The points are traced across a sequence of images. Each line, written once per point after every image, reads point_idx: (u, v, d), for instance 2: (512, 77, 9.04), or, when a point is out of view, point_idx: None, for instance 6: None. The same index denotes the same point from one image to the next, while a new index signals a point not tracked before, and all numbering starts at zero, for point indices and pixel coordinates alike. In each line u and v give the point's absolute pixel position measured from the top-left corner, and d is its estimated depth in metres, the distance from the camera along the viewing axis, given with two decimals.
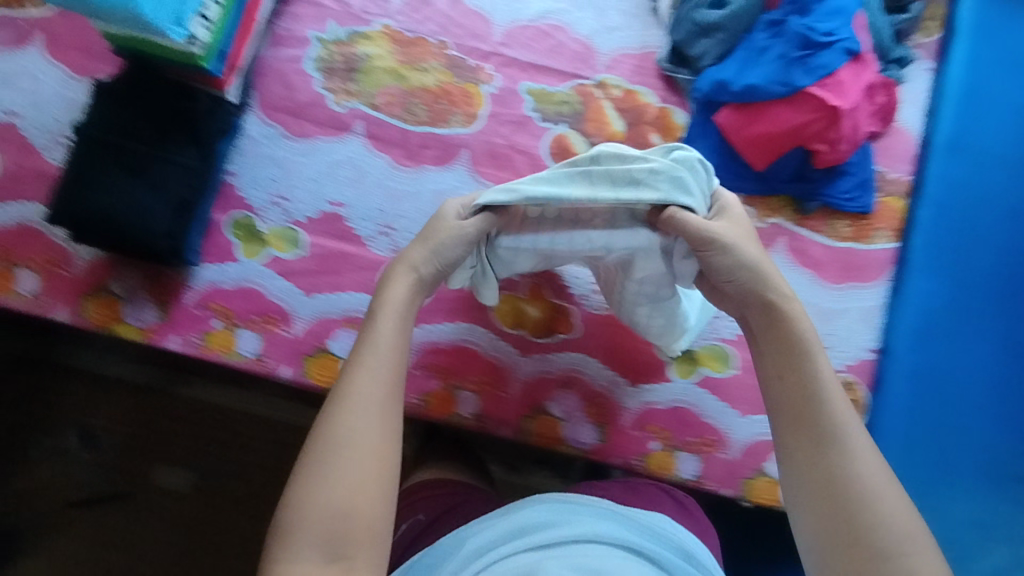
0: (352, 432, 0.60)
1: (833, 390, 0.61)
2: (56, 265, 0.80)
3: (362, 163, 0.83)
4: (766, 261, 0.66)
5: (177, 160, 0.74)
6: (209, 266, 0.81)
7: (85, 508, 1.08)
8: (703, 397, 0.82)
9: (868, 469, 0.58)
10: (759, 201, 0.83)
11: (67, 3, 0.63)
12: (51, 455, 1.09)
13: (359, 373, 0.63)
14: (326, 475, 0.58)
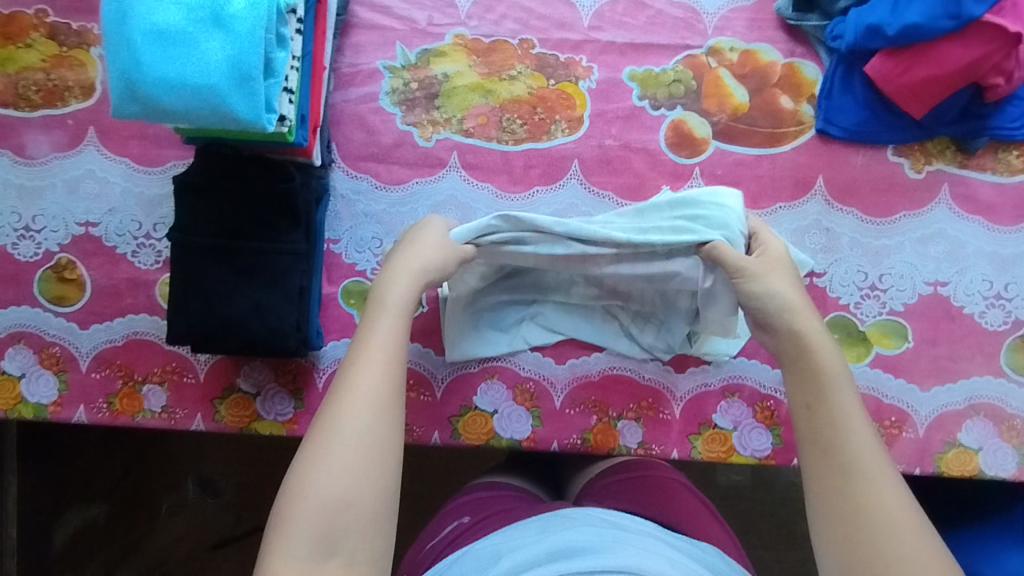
0: (355, 421, 0.56)
1: (850, 405, 0.59)
2: (178, 374, 0.76)
3: (466, 199, 0.74)
4: (802, 300, 0.64)
5: (286, 248, 0.67)
6: (334, 344, 0.75)
7: (227, 548, 1.09)
8: (883, 379, 0.74)
9: (882, 481, 0.54)
10: (915, 149, 0.73)
11: (142, 112, 0.54)
12: (185, 505, 1.11)
13: (362, 360, 0.59)
14: (330, 465, 0.54)
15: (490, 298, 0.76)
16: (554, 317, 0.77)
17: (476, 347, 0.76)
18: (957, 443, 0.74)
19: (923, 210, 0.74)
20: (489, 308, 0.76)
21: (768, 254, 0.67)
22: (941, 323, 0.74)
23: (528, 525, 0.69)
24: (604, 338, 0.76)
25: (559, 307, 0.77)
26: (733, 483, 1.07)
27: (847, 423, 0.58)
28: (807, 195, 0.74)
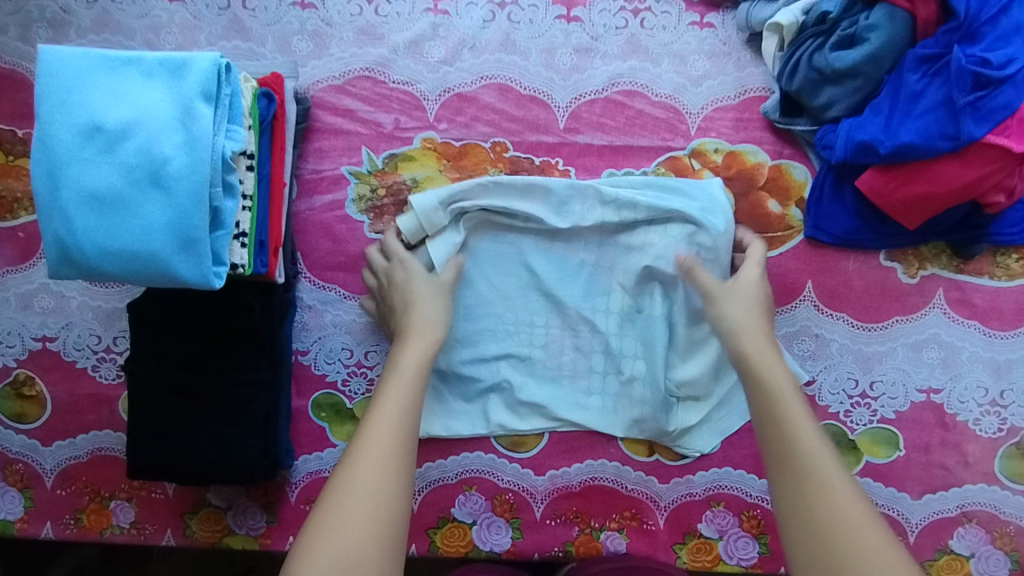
0: (371, 475, 0.51)
1: (801, 411, 0.55)
2: (146, 488, 0.74)
3: None
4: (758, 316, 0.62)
5: (249, 377, 0.64)
6: (306, 457, 0.73)
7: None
8: (873, 487, 0.72)
9: (838, 480, 0.50)
10: (909, 254, 0.70)
11: (79, 276, 0.51)
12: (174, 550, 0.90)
13: (379, 413, 0.55)
14: (345, 523, 0.49)
15: (454, 362, 0.72)
16: (520, 383, 0.72)
17: (446, 420, 0.72)
18: (948, 550, 0.72)
19: (917, 314, 0.71)
20: (453, 371, 0.72)
21: (734, 284, 0.64)
22: (934, 431, 0.72)
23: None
24: (576, 396, 0.73)
25: (527, 370, 0.72)
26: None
27: (799, 428, 0.53)
28: (795, 300, 0.71)
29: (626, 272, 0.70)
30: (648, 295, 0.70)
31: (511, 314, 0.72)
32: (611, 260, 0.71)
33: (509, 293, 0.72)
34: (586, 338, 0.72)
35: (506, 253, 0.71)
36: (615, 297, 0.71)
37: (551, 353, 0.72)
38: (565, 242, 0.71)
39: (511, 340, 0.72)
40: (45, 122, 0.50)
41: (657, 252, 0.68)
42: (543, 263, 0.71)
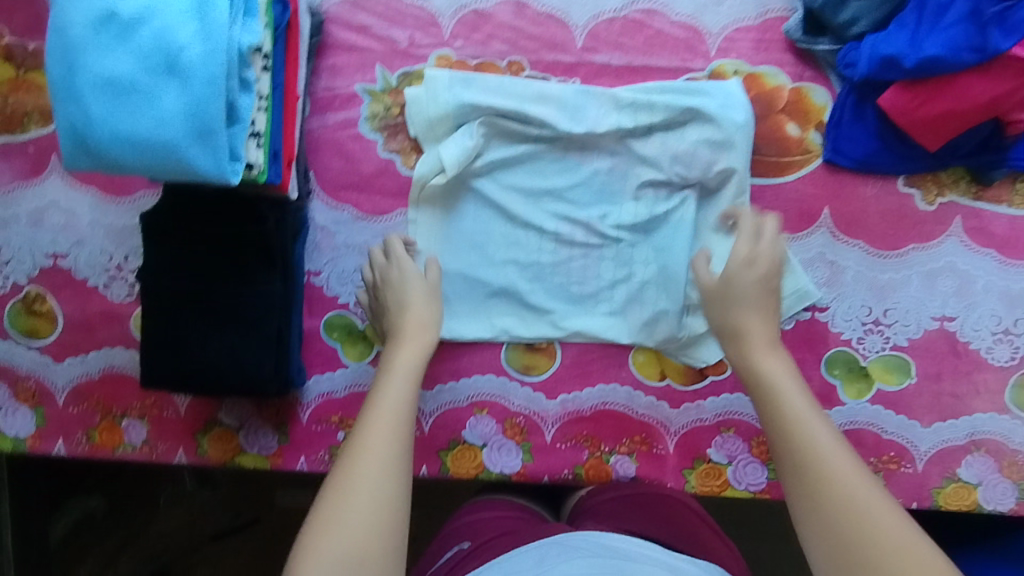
0: (369, 476, 0.52)
1: (794, 398, 0.58)
2: (158, 407, 0.74)
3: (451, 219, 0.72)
4: (754, 317, 0.64)
5: (263, 290, 0.64)
6: (318, 379, 0.74)
7: (226, 540, 1.05)
8: (882, 414, 0.73)
9: (837, 467, 0.52)
10: (928, 180, 0.69)
11: (95, 166, 0.51)
12: (180, 499, 1.05)
13: (377, 413, 0.57)
14: (342, 517, 0.50)
15: (463, 264, 0.72)
16: (528, 287, 0.72)
17: (453, 327, 0.73)
18: (955, 478, 0.73)
19: (933, 243, 0.70)
20: (460, 274, 0.72)
21: (731, 285, 0.65)
22: (946, 360, 0.72)
23: (524, 553, 0.63)
24: (584, 306, 0.73)
25: (536, 275, 0.73)
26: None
27: (802, 420, 0.56)
28: (811, 227, 0.70)
29: (643, 178, 0.70)
30: (665, 199, 0.70)
31: (521, 218, 0.71)
32: (626, 168, 0.70)
33: (521, 193, 0.71)
34: (596, 245, 0.72)
35: (519, 158, 0.71)
36: (632, 203, 0.71)
37: (560, 258, 0.72)
38: (580, 148, 0.71)
39: (520, 246, 0.72)
40: (62, 10, 0.50)
41: (675, 155, 0.69)
42: (555, 171, 0.71)
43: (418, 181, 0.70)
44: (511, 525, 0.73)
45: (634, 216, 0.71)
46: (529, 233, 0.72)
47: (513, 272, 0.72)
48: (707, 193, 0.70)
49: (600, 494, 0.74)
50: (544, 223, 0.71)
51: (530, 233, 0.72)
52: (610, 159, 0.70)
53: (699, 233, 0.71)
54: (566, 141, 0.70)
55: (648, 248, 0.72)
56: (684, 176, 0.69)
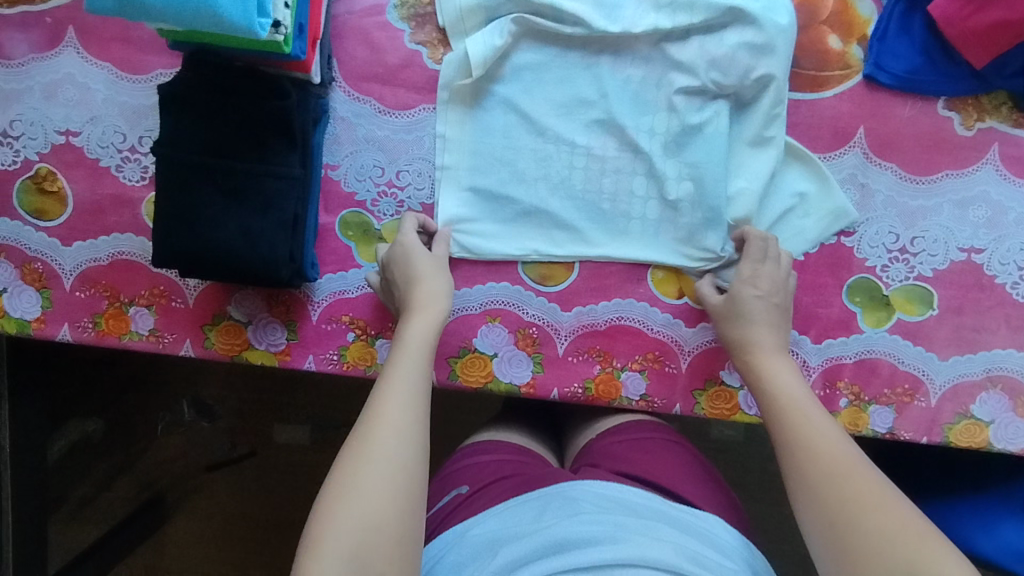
0: (384, 442, 0.53)
1: (798, 390, 0.61)
2: (166, 297, 0.73)
3: (478, 123, 0.70)
4: (762, 313, 0.65)
5: (281, 170, 0.63)
6: (330, 278, 0.72)
7: (219, 471, 1.27)
8: (900, 345, 0.71)
9: (834, 450, 0.56)
10: (968, 104, 0.68)
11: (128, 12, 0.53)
12: (177, 426, 1.27)
13: (391, 385, 0.57)
14: (363, 481, 0.51)
15: (493, 179, 0.71)
16: (552, 198, 0.71)
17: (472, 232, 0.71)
18: (968, 415, 0.71)
19: (968, 170, 0.69)
20: (490, 190, 0.71)
21: (744, 297, 0.65)
22: (969, 292, 0.70)
23: (524, 505, 0.62)
24: (607, 220, 0.71)
25: (565, 192, 0.71)
26: (725, 437, 1.20)
27: (801, 405, 0.60)
28: (845, 147, 0.69)
29: (677, 86, 0.68)
30: (698, 109, 0.68)
31: (553, 129, 0.70)
32: (659, 76, 0.69)
33: (551, 102, 0.70)
34: (626, 160, 0.70)
35: (551, 64, 0.70)
36: (664, 114, 0.69)
37: (591, 173, 0.71)
38: (612, 55, 0.69)
39: (550, 162, 0.71)
40: None
41: (711, 61, 0.67)
42: (586, 78, 0.70)
43: (446, 90, 0.70)
44: (514, 468, 0.70)
45: (665, 126, 0.69)
46: (555, 140, 0.70)
47: (536, 180, 0.71)
48: (741, 104, 0.69)
49: (608, 436, 0.74)
50: (571, 128, 0.70)
51: (556, 139, 0.70)
52: (645, 65, 0.69)
53: (733, 148, 0.69)
54: (597, 45, 0.69)
55: (679, 162, 0.69)
56: (721, 83, 0.67)
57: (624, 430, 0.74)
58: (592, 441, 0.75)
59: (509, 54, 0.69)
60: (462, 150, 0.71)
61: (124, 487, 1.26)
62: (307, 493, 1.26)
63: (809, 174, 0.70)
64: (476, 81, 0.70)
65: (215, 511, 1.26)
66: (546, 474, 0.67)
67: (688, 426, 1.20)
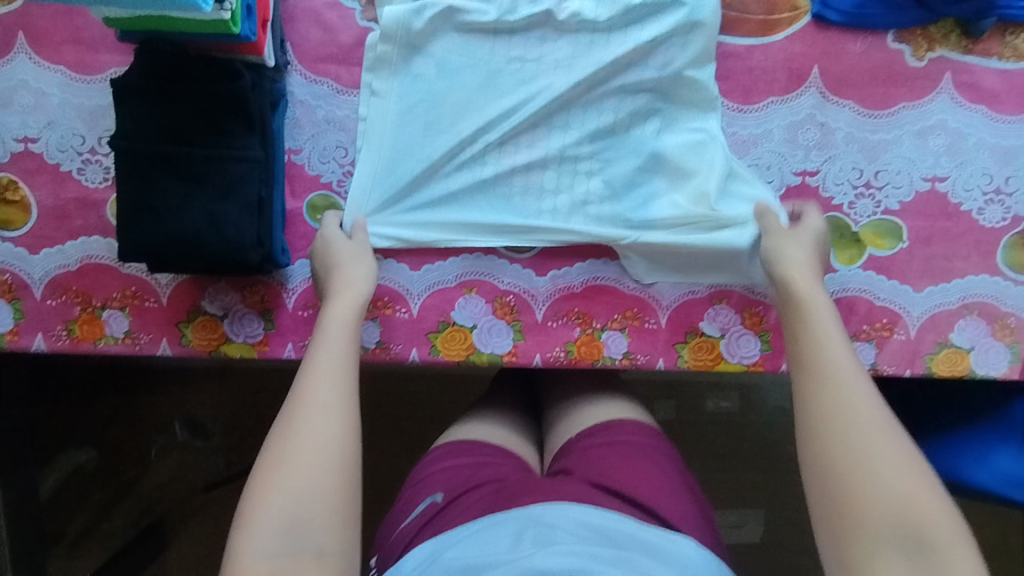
0: (314, 421, 0.53)
1: (834, 341, 0.57)
2: (139, 298, 0.72)
3: (399, 124, 0.70)
4: (800, 267, 0.63)
5: (241, 153, 0.63)
6: (303, 263, 0.72)
7: (218, 490, 1.23)
8: (874, 280, 0.71)
9: (862, 412, 0.52)
10: (918, 35, 0.69)
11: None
12: (172, 448, 1.24)
13: (318, 365, 0.57)
14: (292, 459, 0.51)
15: (407, 171, 0.70)
16: (476, 192, 0.71)
17: (394, 229, 0.71)
18: (948, 344, 0.72)
19: (924, 100, 0.69)
20: (405, 185, 0.70)
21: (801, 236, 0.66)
22: (937, 222, 0.71)
23: (499, 524, 0.60)
24: (529, 209, 0.71)
25: (485, 186, 0.71)
26: (721, 408, 1.21)
27: (832, 364, 0.55)
28: (801, 88, 0.70)
29: (602, 84, 0.70)
30: (618, 106, 0.70)
31: (469, 123, 0.70)
32: (584, 52, 0.69)
33: (468, 97, 0.70)
34: (540, 158, 0.70)
35: (469, 63, 0.70)
36: (579, 115, 0.70)
37: (503, 171, 0.71)
38: (533, 61, 0.70)
39: (466, 155, 0.70)
40: None
41: (633, 57, 0.69)
42: (511, 71, 0.70)
43: (368, 86, 0.70)
44: (487, 474, 0.69)
45: (589, 110, 0.70)
46: (475, 133, 0.70)
47: (460, 171, 0.71)
48: (666, 97, 0.70)
49: (588, 438, 0.73)
50: (494, 119, 0.70)
51: (479, 132, 0.70)
52: (572, 47, 0.70)
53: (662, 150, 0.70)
54: (522, 45, 0.70)
55: (613, 138, 0.70)
56: (643, 80, 0.69)
57: (604, 432, 0.73)
58: (572, 442, 0.74)
59: (430, 46, 0.70)
60: (380, 151, 0.70)
61: (122, 514, 1.23)
62: None
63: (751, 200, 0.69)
64: (395, 77, 0.70)
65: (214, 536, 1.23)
66: (521, 486, 0.65)
67: (685, 401, 1.21)
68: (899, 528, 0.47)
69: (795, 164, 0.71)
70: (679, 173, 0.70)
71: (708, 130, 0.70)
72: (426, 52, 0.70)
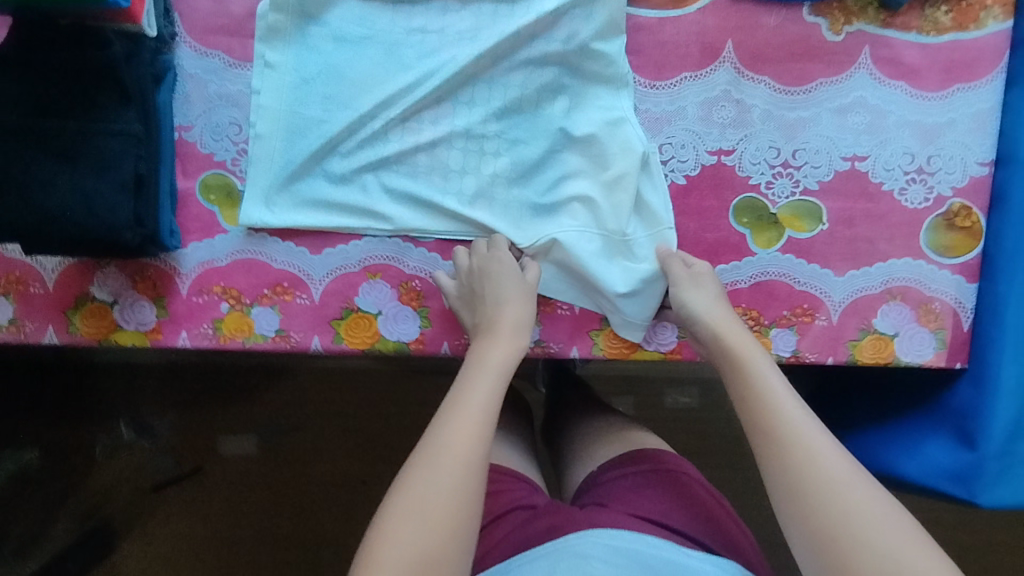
0: (443, 473, 0.51)
1: (777, 390, 0.57)
2: (25, 283, 0.68)
3: (294, 99, 0.67)
4: (721, 312, 0.63)
5: (116, 127, 0.59)
6: (196, 246, 0.68)
7: (167, 491, 1.16)
8: (793, 264, 0.68)
9: (825, 463, 0.51)
10: (834, 8, 0.66)
11: None
12: (118, 449, 1.16)
13: (456, 415, 0.55)
14: (419, 508, 0.49)
15: (302, 151, 0.67)
16: (379, 176, 0.68)
17: (289, 214, 0.67)
18: (871, 330, 0.69)
19: (842, 77, 0.67)
20: (301, 162, 0.67)
21: (700, 277, 0.65)
22: (858, 203, 0.68)
23: (539, 558, 0.58)
24: (433, 193, 0.68)
25: (386, 169, 0.68)
26: (680, 404, 1.18)
27: (784, 416, 0.55)
28: (714, 63, 0.67)
29: (506, 59, 0.67)
30: (525, 81, 0.67)
31: (368, 100, 0.66)
32: (490, 24, 0.67)
33: (367, 72, 0.67)
34: (445, 135, 0.67)
35: (368, 37, 0.67)
36: (485, 91, 0.67)
37: (407, 149, 0.67)
38: (436, 33, 0.67)
39: (366, 136, 0.67)
40: None
41: (538, 27, 0.66)
42: (413, 43, 0.67)
43: (261, 57, 0.67)
44: (517, 504, 0.69)
45: (492, 86, 0.67)
46: (371, 111, 0.66)
47: (360, 151, 0.68)
48: (572, 71, 0.67)
49: (612, 469, 0.73)
50: (392, 96, 0.66)
51: (375, 109, 0.66)
52: (476, 18, 0.67)
53: (574, 126, 0.67)
54: (422, 18, 0.68)
55: (518, 116, 0.68)
56: (548, 54, 0.66)
57: (628, 462, 0.73)
58: (596, 475, 0.74)
59: (325, 18, 0.67)
60: (276, 131, 0.67)
61: (67, 518, 1.15)
62: (259, 511, 1.16)
63: (648, 219, 0.68)
64: (290, 48, 0.67)
65: (158, 545, 1.15)
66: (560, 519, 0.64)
67: (642, 398, 1.18)
68: None
69: (710, 143, 0.68)
70: (588, 153, 0.67)
71: (619, 108, 0.67)
72: (322, 22, 0.67)
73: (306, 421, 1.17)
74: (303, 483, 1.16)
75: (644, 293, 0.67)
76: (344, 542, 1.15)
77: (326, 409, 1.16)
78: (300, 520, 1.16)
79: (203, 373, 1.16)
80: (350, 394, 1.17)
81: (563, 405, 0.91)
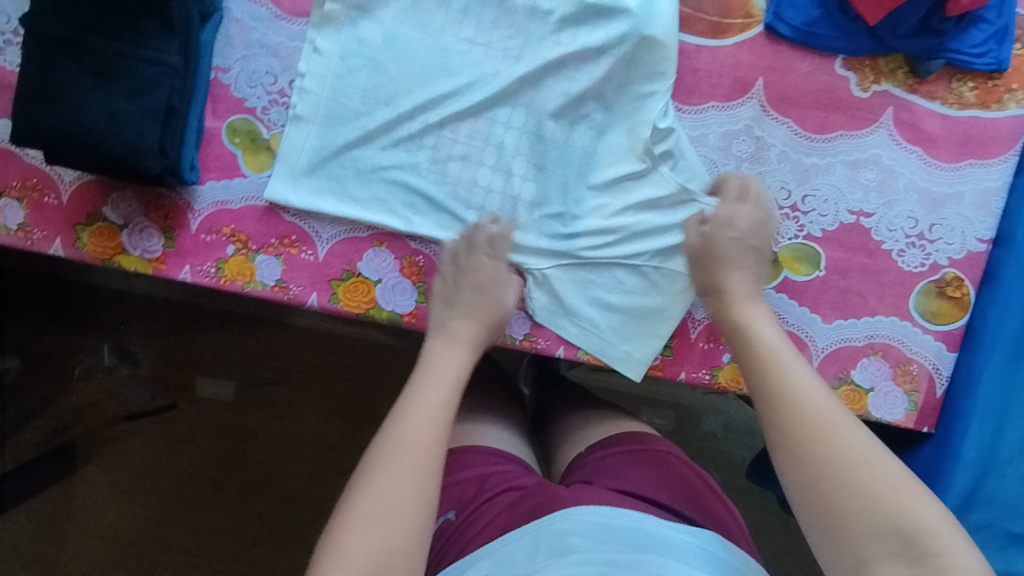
0: (411, 435, 0.55)
1: (776, 343, 0.59)
2: (41, 192, 0.70)
3: (339, 79, 0.68)
4: (732, 262, 0.63)
5: (154, 56, 0.61)
6: (211, 186, 0.69)
7: (139, 421, 1.17)
8: (783, 303, 0.70)
9: (817, 406, 0.53)
10: (866, 65, 0.69)
11: None
12: (96, 372, 1.17)
13: (422, 391, 0.58)
14: (382, 470, 0.53)
15: (337, 139, 0.69)
16: (409, 175, 0.69)
17: (319, 200, 0.69)
18: (848, 380, 0.70)
19: (862, 132, 0.69)
20: (336, 150, 0.69)
21: (716, 231, 0.65)
22: (856, 256, 0.70)
23: (519, 539, 0.61)
24: (458, 195, 0.69)
25: (416, 171, 0.69)
26: (655, 425, 1.19)
27: (782, 365, 0.57)
28: (743, 98, 0.69)
29: (544, 87, 0.69)
30: (558, 87, 0.68)
31: (408, 102, 0.68)
32: (534, 21, 0.68)
33: (409, 64, 0.69)
34: (477, 148, 0.69)
35: (417, 35, 0.69)
36: (522, 114, 0.69)
37: (438, 158, 0.69)
38: (482, 46, 0.69)
39: (403, 136, 0.69)
40: None
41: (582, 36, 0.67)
42: (459, 27, 0.69)
43: (311, 42, 0.69)
44: (503, 481, 0.70)
45: (530, 113, 0.69)
46: (408, 109, 0.68)
47: (394, 146, 0.69)
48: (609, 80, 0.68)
49: (599, 449, 0.75)
50: (431, 101, 0.68)
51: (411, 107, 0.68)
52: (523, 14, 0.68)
53: (593, 158, 0.69)
54: (472, 29, 0.69)
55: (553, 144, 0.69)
56: (586, 88, 0.68)
57: (618, 442, 0.76)
58: (586, 454, 0.76)
59: (378, 15, 0.69)
60: (314, 113, 0.69)
61: (36, 430, 1.16)
62: (225, 457, 1.17)
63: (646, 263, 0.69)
64: (340, 36, 0.68)
65: (119, 473, 1.16)
66: (545, 498, 0.65)
67: None
68: (889, 524, 0.48)
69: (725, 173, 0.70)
70: (609, 159, 0.69)
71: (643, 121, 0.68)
72: (374, 18, 0.69)
73: (286, 376, 1.18)
74: (273, 436, 1.17)
75: (641, 332, 0.69)
76: (302, 501, 1.16)
77: (310, 368, 1.18)
78: (262, 472, 1.16)
79: (193, 313, 1.17)
80: (336, 360, 1.18)
81: (550, 394, 0.93)
